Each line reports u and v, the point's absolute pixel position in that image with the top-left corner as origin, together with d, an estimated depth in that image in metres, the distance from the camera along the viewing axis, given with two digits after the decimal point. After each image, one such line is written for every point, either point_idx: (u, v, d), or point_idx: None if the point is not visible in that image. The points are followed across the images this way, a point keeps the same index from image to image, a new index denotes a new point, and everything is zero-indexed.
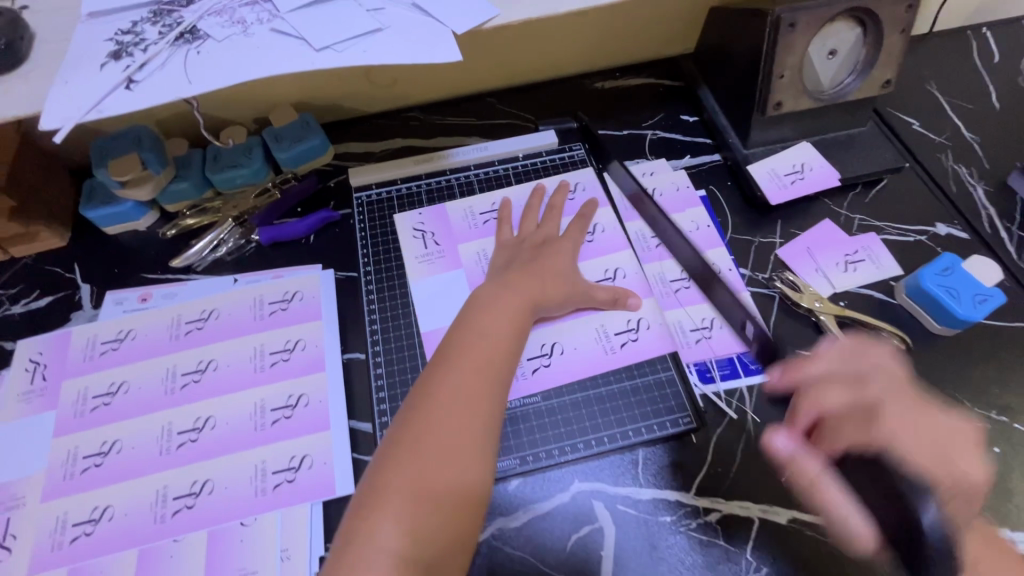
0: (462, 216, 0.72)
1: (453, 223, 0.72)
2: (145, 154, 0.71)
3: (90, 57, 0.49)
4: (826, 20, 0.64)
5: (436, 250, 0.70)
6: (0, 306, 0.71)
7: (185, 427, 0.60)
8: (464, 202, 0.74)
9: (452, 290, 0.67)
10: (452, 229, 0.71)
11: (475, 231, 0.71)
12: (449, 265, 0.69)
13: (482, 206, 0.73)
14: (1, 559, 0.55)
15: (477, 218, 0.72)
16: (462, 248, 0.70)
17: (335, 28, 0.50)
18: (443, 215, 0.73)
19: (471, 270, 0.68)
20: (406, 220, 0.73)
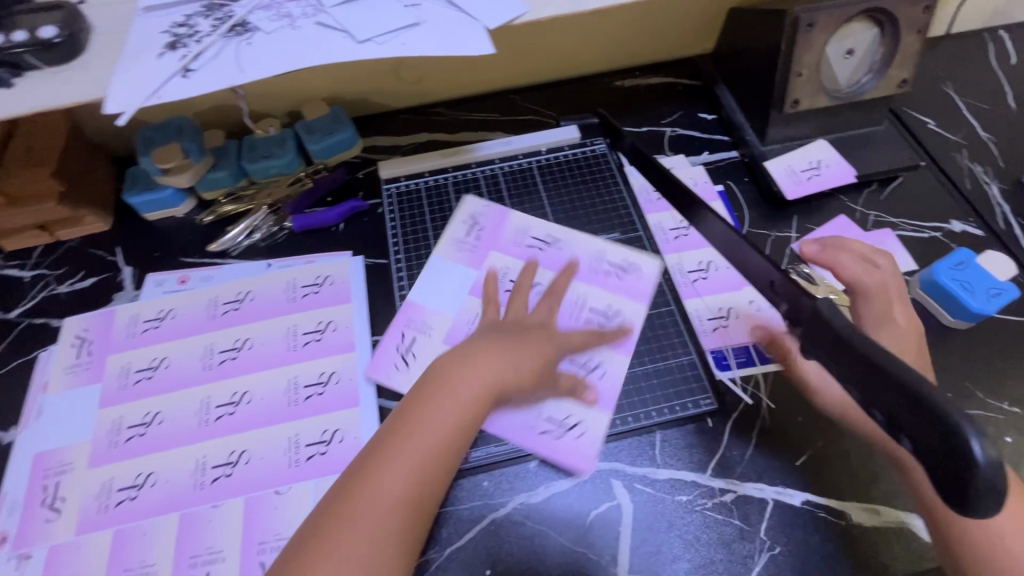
0: (517, 230, 0.73)
1: (505, 233, 0.73)
2: (187, 144, 0.75)
3: (147, 47, 0.53)
4: (844, 19, 0.66)
5: (475, 245, 0.72)
6: (47, 286, 0.75)
7: (223, 401, 0.63)
8: (527, 219, 0.74)
9: (456, 280, 0.70)
10: (501, 238, 0.72)
11: (519, 250, 0.71)
12: (480, 262, 0.71)
13: (541, 232, 0.72)
14: (52, 519, 0.58)
15: (528, 241, 0.72)
16: (495, 256, 0.71)
17: (375, 22, 0.53)
18: (502, 219, 0.74)
19: (484, 283, 0.69)
20: (471, 207, 0.75)
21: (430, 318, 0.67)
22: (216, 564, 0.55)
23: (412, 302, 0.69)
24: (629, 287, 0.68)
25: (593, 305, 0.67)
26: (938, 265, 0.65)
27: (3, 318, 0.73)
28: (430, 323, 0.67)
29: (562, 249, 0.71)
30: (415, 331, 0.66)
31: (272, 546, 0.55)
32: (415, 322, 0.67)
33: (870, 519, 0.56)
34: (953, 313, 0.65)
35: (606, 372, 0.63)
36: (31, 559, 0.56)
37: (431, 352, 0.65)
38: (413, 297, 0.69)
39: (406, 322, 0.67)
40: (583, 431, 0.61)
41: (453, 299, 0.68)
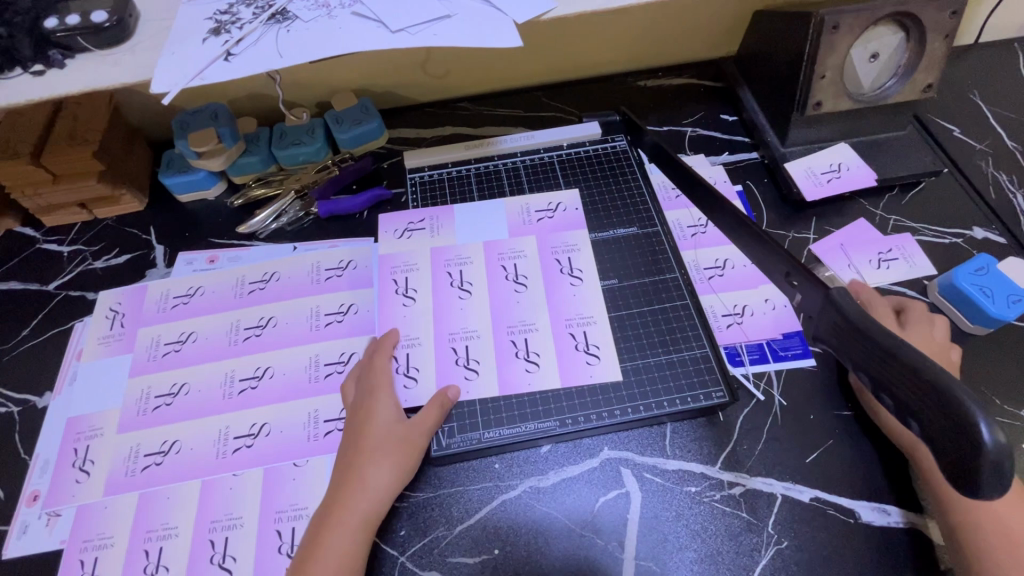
0: (570, 243, 0.72)
1: (557, 236, 0.72)
2: (220, 128, 0.78)
3: (193, 32, 0.55)
4: (869, 23, 0.66)
5: (534, 222, 0.74)
6: (84, 260, 0.78)
7: (245, 375, 0.66)
8: (584, 240, 0.72)
9: (488, 231, 0.73)
10: (552, 239, 0.72)
11: (549, 256, 0.71)
12: (519, 233, 0.73)
13: (579, 263, 0.70)
14: (81, 480, 0.61)
15: (561, 257, 0.71)
16: (530, 239, 0.72)
17: (409, 13, 0.55)
18: (570, 226, 0.73)
19: (501, 249, 0.72)
20: (564, 197, 0.76)
21: (444, 226, 0.74)
22: (234, 530, 0.57)
23: (451, 210, 0.76)
24: (571, 367, 0.63)
25: (530, 341, 0.65)
26: (958, 270, 0.65)
27: (42, 289, 0.76)
28: (439, 231, 0.74)
29: (577, 289, 0.68)
30: (428, 226, 0.74)
31: (289, 516, 0.57)
32: (436, 225, 0.74)
33: (879, 519, 0.56)
34: (971, 319, 0.65)
35: (471, 387, 0.62)
36: (61, 517, 0.59)
37: (422, 244, 0.73)
38: (456, 208, 0.76)
39: (432, 218, 0.75)
40: (410, 401, 0.61)
41: (470, 237, 0.73)
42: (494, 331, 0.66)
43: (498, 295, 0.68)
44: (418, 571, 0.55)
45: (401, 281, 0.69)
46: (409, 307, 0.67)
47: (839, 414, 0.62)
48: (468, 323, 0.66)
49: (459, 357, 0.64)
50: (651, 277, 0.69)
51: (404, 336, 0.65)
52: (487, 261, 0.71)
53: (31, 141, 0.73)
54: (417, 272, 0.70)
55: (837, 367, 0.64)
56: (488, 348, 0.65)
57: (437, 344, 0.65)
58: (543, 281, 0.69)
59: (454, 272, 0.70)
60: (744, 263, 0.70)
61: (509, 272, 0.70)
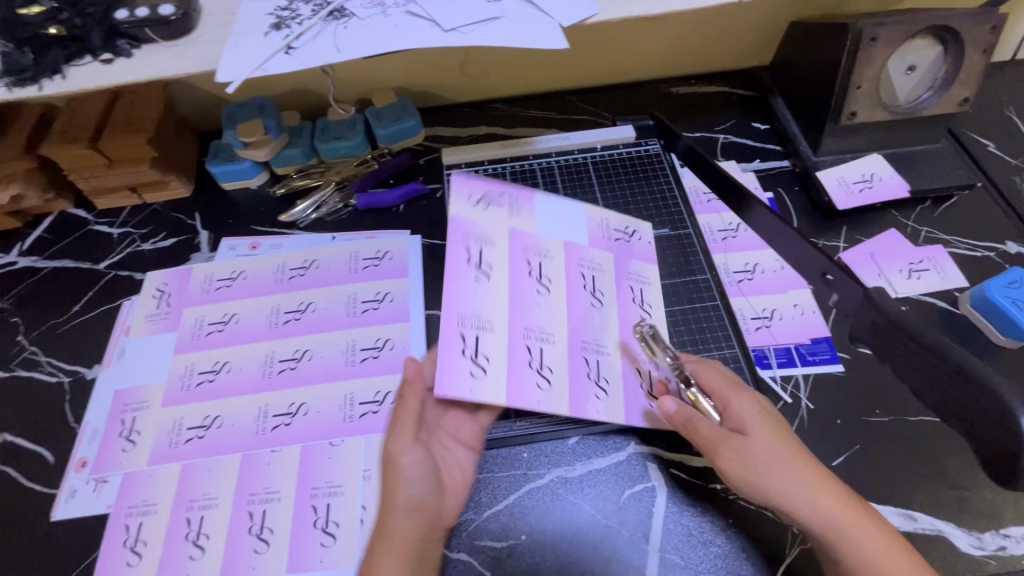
0: (642, 274, 0.69)
1: (631, 261, 0.70)
2: (267, 120, 0.80)
3: (256, 26, 0.58)
4: (907, 36, 0.67)
5: (611, 239, 0.70)
6: (132, 242, 0.82)
7: (286, 356, 0.68)
8: (655, 275, 0.70)
9: (567, 231, 0.68)
10: (627, 262, 0.69)
11: (622, 280, 0.68)
12: (596, 244, 0.69)
13: (650, 297, 0.68)
14: (127, 449, 0.64)
15: (634, 285, 0.68)
16: (606, 254, 0.69)
17: (461, 13, 0.57)
18: (645, 256, 0.71)
19: (581, 254, 0.67)
20: (642, 226, 0.73)
21: (524, 209, 0.66)
22: (272, 503, 0.59)
23: (533, 194, 0.68)
24: (633, 401, 0.61)
25: (601, 364, 0.62)
26: (990, 282, 0.65)
27: (92, 268, 0.80)
28: (518, 211, 0.65)
29: (646, 322, 0.66)
30: (508, 202, 0.65)
31: (325, 492, 0.59)
32: (514, 205, 0.65)
33: (906, 524, 0.57)
34: (1003, 332, 0.65)
35: (544, 396, 0.57)
36: (107, 483, 0.62)
37: (498, 219, 0.63)
38: (538, 196, 0.68)
39: (514, 195, 0.66)
40: (476, 394, 0.53)
41: (550, 231, 0.67)
42: (569, 342, 0.61)
43: (573, 302, 0.64)
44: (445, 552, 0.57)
45: (474, 251, 0.60)
46: (483, 285, 0.58)
47: (864, 419, 0.62)
48: (545, 324, 0.61)
49: (532, 357, 0.58)
50: (682, 278, 0.71)
51: (474, 316, 0.57)
52: (567, 262, 0.66)
53: (90, 128, 0.77)
54: (493, 247, 0.61)
55: (865, 374, 0.65)
56: (561, 357, 0.60)
57: (511, 337, 0.58)
58: (616, 302, 0.66)
59: (533, 263, 0.63)
60: (775, 268, 0.71)
61: (587, 284, 0.65)
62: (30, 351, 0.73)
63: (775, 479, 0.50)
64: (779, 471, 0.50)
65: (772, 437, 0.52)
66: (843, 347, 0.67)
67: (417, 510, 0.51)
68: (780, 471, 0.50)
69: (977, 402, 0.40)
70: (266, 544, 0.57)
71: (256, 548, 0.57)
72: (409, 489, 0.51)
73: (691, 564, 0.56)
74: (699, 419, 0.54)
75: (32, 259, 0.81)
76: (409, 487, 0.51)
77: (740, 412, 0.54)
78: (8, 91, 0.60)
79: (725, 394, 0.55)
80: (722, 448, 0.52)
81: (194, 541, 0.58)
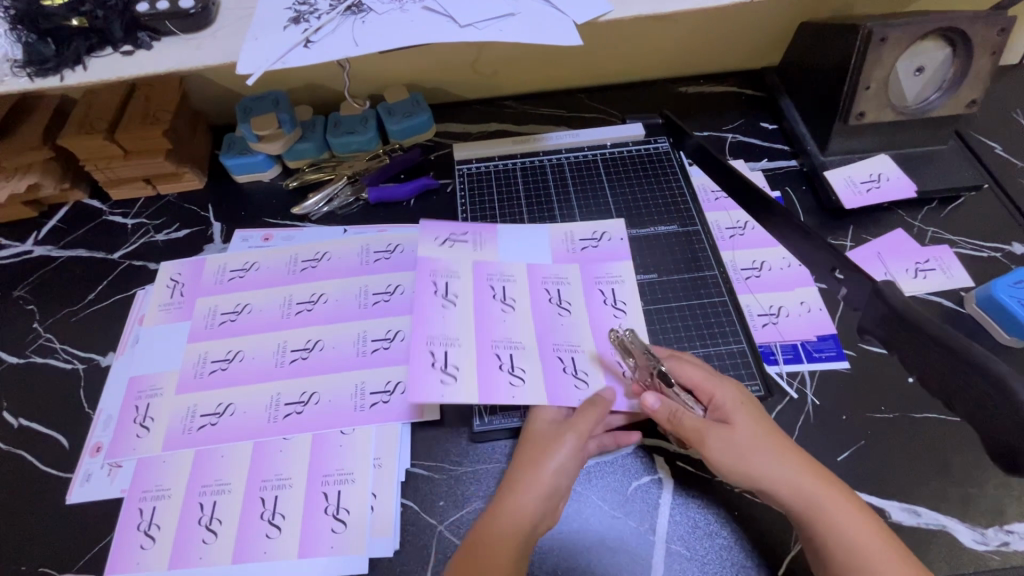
0: (615, 275, 0.70)
1: (601, 266, 0.71)
2: (281, 115, 0.81)
3: (275, 20, 0.59)
4: (916, 37, 0.68)
5: (578, 251, 0.72)
6: (146, 233, 0.83)
7: (298, 346, 0.69)
8: (628, 273, 0.70)
9: (534, 253, 0.72)
10: (596, 267, 0.71)
11: (592, 287, 0.69)
12: (560, 259, 0.71)
13: (623, 294, 0.68)
14: (141, 435, 0.64)
15: (604, 287, 0.69)
16: (572, 266, 0.70)
17: (476, 9, 0.58)
18: (617, 255, 0.72)
19: (545, 271, 0.70)
20: (611, 226, 0.74)
21: (488, 243, 0.72)
22: (284, 489, 0.60)
23: (496, 227, 0.73)
24: (614, 390, 0.61)
25: (577, 360, 0.63)
26: (997, 282, 0.66)
27: (107, 258, 0.81)
28: (482, 245, 0.71)
29: (620, 322, 0.66)
30: (472, 239, 0.71)
31: (337, 479, 0.60)
32: (478, 241, 0.71)
33: (910, 519, 0.57)
34: (1009, 331, 0.65)
35: (515, 391, 0.60)
36: (121, 468, 0.63)
37: (462, 255, 0.70)
38: (502, 228, 0.74)
39: (476, 233, 0.72)
40: (447, 396, 0.58)
41: (515, 257, 0.71)
42: (539, 347, 0.63)
43: (541, 312, 0.66)
44: (455, 539, 0.58)
45: (440, 284, 0.67)
46: (449, 309, 0.65)
47: (870, 416, 0.63)
48: (512, 334, 0.64)
49: (502, 362, 0.62)
50: (690, 274, 0.71)
51: (442, 337, 0.63)
52: (532, 281, 0.69)
53: (107, 120, 0.78)
54: (458, 280, 0.68)
55: (870, 371, 0.65)
56: (533, 359, 0.62)
57: (478, 348, 0.62)
58: (587, 311, 0.67)
59: (497, 287, 0.68)
60: (782, 265, 0.72)
61: (553, 296, 0.68)
62: (46, 338, 0.74)
63: (763, 466, 0.51)
64: (767, 456, 0.52)
65: (755, 427, 0.54)
66: (849, 345, 0.67)
67: (552, 499, 0.53)
68: (766, 454, 0.52)
69: (988, 397, 0.41)
70: (278, 530, 0.58)
71: (268, 533, 0.58)
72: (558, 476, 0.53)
73: (697, 555, 0.56)
74: (684, 413, 0.54)
75: (47, 248, 0.82)
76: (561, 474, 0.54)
77: (723, 404, 0.55)
78: (30, 81, 0.60)
79: (708, 386, 0.57)
80: (709, 436, 0.53)
81: (207, 525, 0.59)
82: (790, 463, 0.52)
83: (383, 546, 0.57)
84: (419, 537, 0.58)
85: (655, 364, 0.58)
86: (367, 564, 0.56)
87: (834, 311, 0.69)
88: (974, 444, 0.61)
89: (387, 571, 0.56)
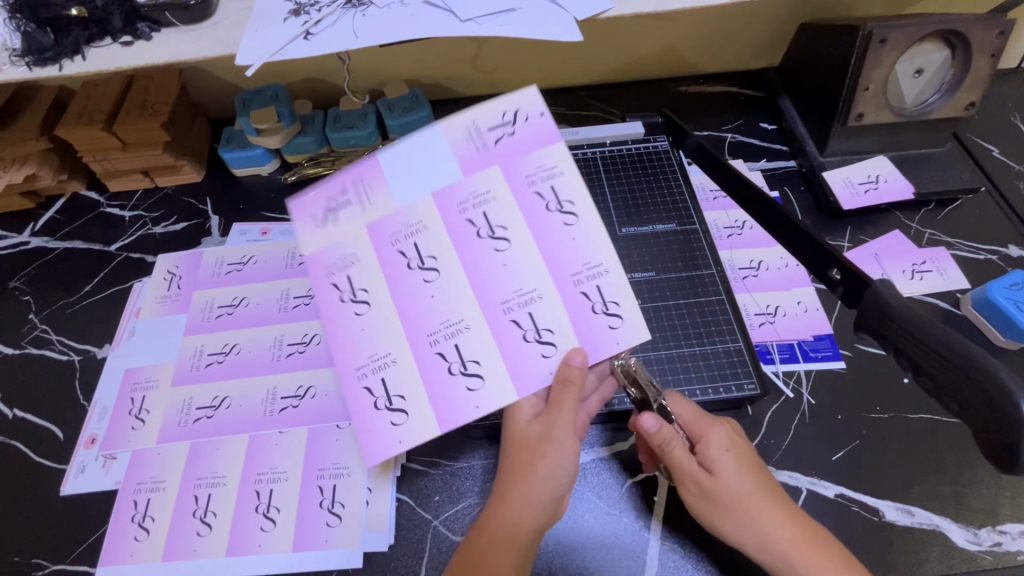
0: (544, 164, 0.52)
1: (525, 157, 0.52)
2: (280, 108, 0.80)
3: (276, 13, 0.59)
4: (915, 39, 0.68)
5: (489, 146, 0.52)
6: (143, 225, 0.82)
7: (294, 340, 0.69)
8: (564, 160, 0.52)
9: (439, 176, 0.52)
10: (518, 166, 0.52)
11: (524, 189, 0.52)
12: (475, 168, 0.52)
13: (567, 191, 0.52)
14: (137, 427, 0.64)
15: (539, 187, 0.52)
16: (492, 171, 0.52)
17: (477, 3, 0.58)
18: (541, 141, 0.52)
19: (458, 195, 0.52)
20: (522, 99, 0.52)
21: (377, 187, 0.51)
22: (280, 483, 0.60)
23: (376, 160, 0.51)
24: (589, 334, 0.50)
25: (535, 315, 0.51)
26: (993, 283, 0.66)
27: (104, 250, 0.81)
28: (371, 198, 0.51)
29: (572, 229, 0.51)
30: (355, 196, 0.51)
31: (332, 474, 0.60)
32: (367, 194, 0.51)
33: (904, 519, 0.57)
34: (1004, 333, 0.65)
35: (478, 399, 0.49)
36: (116, 460, 0.63)
37: (352, 226, 0.51)
38: (382, 155, 0.51)
39: (355, 180, 0.51)
40: (406, 441, 0.49)
41: (414, 191, 0.51)
42: (484, 311, 0.51)
43: (471, 260, 0.51)
44: (449, 535, 0.58)
45: (344, 283, 0.51)
46: (365, 318, 0.51)
47: (865, 416, 0.63)
48: (449, 315, 0.51)
49: (451, 363, 0.50)
50: (688, 272, 0.71)
51: (370, 359, 0.51)
52: (448, 220, 0.51)
53: (107, 111, 0.77)
54: (361, 267, 0.51)
55: (865, 371, 0.66)
56: (483, 337, 0.50)
57: (416, 352, 0.50)
58: (527, 225, 0.51)
59: (407, 248, 0.51)
60: (779, 265, 0.73)
61: (481, 226, 0.52)
62: (42, 329, 0.74)
63: (744, 517, 0.51)
64: (742, 513, 0.51)
65: (740, 481, 0.52)
66: (845, 345, 0.68)
67: (553, 502, 0.50)
68: (747, 507, 0.51)
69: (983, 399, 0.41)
70: (273, 523, 0.58)
71: (262, 526, 0.58)
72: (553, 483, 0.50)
73: (690, 553, 0.56)
74: (677, 445, 0.53)
75: (44, 239, 0.82)
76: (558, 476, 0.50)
77: (711, 450, 0.53)
78: (29, 70, 0.59)
79: (699, 426, 0.54)
80: (686, 479, 0.53)
81: (201, 518, 0.59)
82: (770, 518, 0.51)
83: (377, 541, 0.57)
84: (414, 532, 0.58)
85: (657, 401, 0.55)
86: (361, 558, 0.56)
87: (830, 311, 0.70)
88: (968, 445, 0.61)
89: (382, 565, 0.56)
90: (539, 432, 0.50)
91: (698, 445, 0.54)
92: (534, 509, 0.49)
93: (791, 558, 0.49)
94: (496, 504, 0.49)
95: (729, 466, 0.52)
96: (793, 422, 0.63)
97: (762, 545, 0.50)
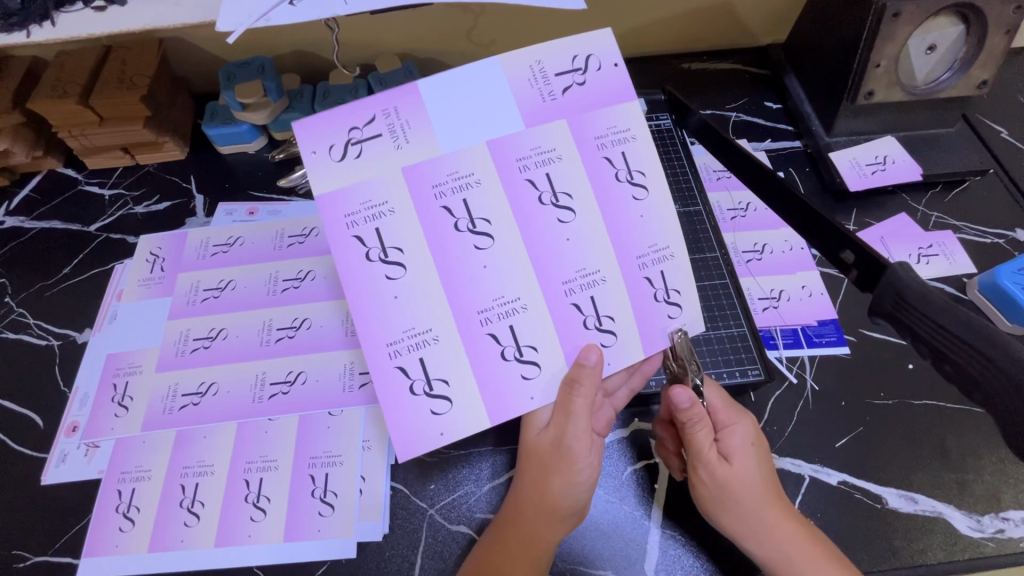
0: (617, 126, 0.49)
1: (594, 115, 0.48)
2: (266, 82, 0.75)
3: None
4: (930, 13, 0.65)
5: (558, 95, 0.48)
6: (125, 205, 0.79)
7: (284, 325, 0.66)
8: (639, 123, 0.49)
9: (489, 122, 0.47)
10: (588, 122, 0.48)
11: (591, 151, 0.49)
12: (539, 119, 0.47)
13: (636, 159, 0.49)
14: (120, 415, 0.62)
15: (609, 152, 0.49)
16: (558, 124, 0.48)
17: None
18: (615, 97, 0.49)
19: (517, 148, 0.47)
20: (594, 44, 0.48)
21: (415, 124, 0.46)
22: (269, 472, 0.58)
23: (415, 90, 0.45)
24: (647, 323, 0.50)
25: (597, 300, 0.49)
26: (1001, 268, 0.65)
27: (83, 230, 0.77)
28: (408, 135, 0.46)
29: (639, 206, 0.49)
30: (387, 128, 0.45)
31: (327, 462, 0.59)
32: (404, 130, 0.45)
33: (907, 506, 0.57)
34: (1010, 318, 0.64)
35: (536, 391, 0.49)
36: (99, 449, 0.61)
37: (384, 165, 0.45)
38: (423, 85, 0.46)
39: (387, 110, 0.45)
40: (448, 430, 0.47)
41: (459, 137, 0.46)
42: (546, 290, 0.48)
43: (529, 229, 0.48)
44: (446, 524, 0.56)
45: (371, 238, 0.45)
46: (399, 285, 0.46)
47: (869, 402, 0.62)
48: (503, 290, 0.48)
49: (505, 347, 0.48)
50: (692, 255, 0.68)
51: (405, 333, 0.46)
52: (504, 178, 0.47)
53: (81, 84, 0.72)
54: (395, 217, 0.46)
55: (870, 358, 0.64)
56: (538, 320, 0.48)
57: (465, 333, 0.47)
58: (593, 196, 0.49)
59: (450, 199, 0.46)
60: (784, 249, 0.71)
61: (543, 189, 0.48)
62: (18, 313, 0.71)
63: (756, 513, 0.50)
64: (754, 504, 0.50)
65: (758, 473, 0.51)
66: (850, 330, 0.67)
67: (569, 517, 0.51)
68: (761, 500, 0.50)
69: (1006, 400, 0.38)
70: (264, 513, 0.56)
71: (252, 516, 0.56)
72: (568, 491, 0.51)
73: (691, 541, 0.55)
74: (700, 427, 0.51)
75: (19, 219, 0.78)
76: (577, 491, 0.51)
77: (734, 439, 0.52)
78: None
79: (726, 413, 0.53)
80: (710, 469, 0.51)
81: (189, 508, 0.57)
82: (776, 516, 0.50)
83: (371, 530, 0.55)
84: (409, 521, 0.56)
85: (695, 378, 0.53)
86: (355, 548, 0.55)
87: (834, 296, 0.69)
88: (971, 433, 0.60)
89: (376, 554, 0.55)
90: (550, 441, 0.51)
91: (722, 437, 0.53)
92: (548, 513, 0.50)
93: (791, 552, 0.49)
94: (512, 513, 0.52)
95: (750, 458, 0.52)
96: (797, 409, 0.62)
97: (765, 540, 0.50)
